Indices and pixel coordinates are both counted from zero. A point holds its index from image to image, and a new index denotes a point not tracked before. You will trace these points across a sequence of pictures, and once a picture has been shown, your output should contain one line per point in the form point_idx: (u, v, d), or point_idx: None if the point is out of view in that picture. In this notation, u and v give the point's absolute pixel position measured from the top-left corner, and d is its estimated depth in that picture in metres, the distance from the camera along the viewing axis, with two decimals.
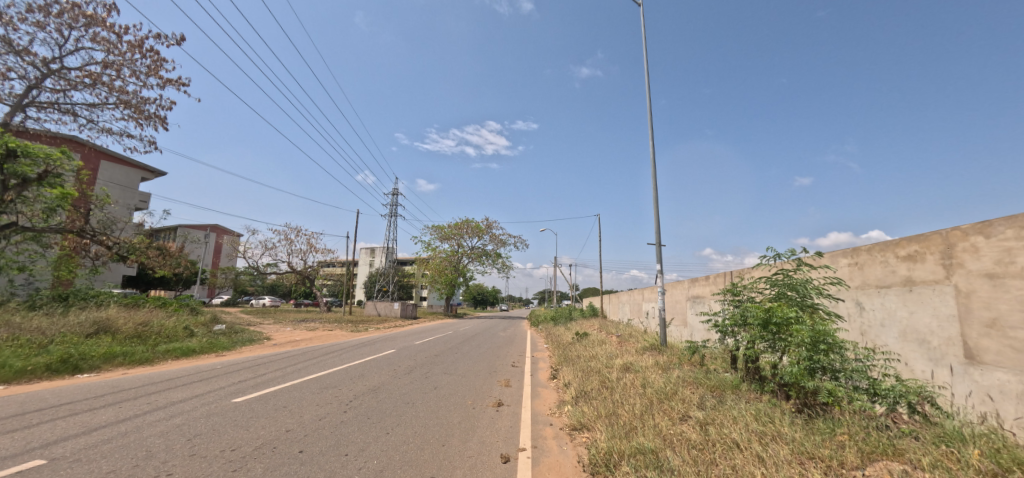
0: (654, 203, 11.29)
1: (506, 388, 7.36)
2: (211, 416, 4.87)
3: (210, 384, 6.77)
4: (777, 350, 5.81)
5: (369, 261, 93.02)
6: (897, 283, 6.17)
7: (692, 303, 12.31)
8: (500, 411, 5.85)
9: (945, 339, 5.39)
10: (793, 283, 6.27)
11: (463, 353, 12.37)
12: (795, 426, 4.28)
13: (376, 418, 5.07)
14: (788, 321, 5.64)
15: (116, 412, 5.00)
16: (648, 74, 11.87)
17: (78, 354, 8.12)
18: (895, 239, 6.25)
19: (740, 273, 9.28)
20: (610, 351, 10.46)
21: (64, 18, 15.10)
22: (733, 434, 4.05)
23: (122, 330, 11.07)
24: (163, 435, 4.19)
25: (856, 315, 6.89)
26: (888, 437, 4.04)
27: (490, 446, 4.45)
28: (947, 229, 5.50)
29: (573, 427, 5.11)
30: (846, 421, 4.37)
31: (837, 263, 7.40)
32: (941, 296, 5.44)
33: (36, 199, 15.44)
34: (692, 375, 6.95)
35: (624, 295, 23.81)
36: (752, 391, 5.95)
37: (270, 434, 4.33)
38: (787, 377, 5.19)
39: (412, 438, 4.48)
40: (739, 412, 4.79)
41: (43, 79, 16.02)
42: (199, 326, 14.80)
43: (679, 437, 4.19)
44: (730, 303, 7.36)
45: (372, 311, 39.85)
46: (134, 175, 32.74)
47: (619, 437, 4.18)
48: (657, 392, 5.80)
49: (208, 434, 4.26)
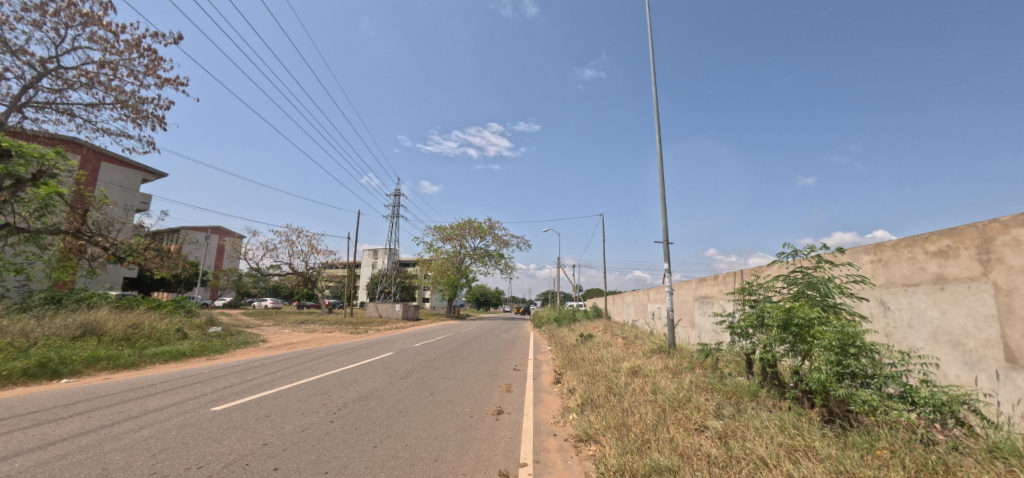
0: (662, 199, 10.84)
1: (507, 394, 6.96)
2: (184, 427, 4.48)
3: (192, 390, 6.36)
4: (800, 354, 5.34)
5: (371, 262, 93.38)
6: (927, 281, 5.70)
7: (700, 303, 11.84)
8: (500, 420, 5.45)
9: (982, 342, 4.93)
10: (813, 281, 5.81)
11: (465, 356, 11.97)
12: (829, 441, 3.83)
13: (364, 429, 4.68)
14: (810, 322, 5.18)
15: (83, 422, 4.62)
16: (656, 67, 11.49)
17: (59, 358, 7.75)
18: (925, 233, 5.77)
19: (754, 271, 8.80)
20: (616, 353, 10.05)
21: (60, 17, 14.87)
22: (758, 449, 3.61)
23: (110, 333, 10.71)
24: (125, 450, 3.80)
25: (879, 316, 6.44)
26: (937, 453, 3.59)
27: (488, 461, 4.03)
28: (984, 221, 5.04)
29: (579, 438, 4.70)
30: (885, 434, 3.91)
31: (858, 259, 6.96)
32: (978, 294, 4.99)
33: (30, 199, 15.07)
34: (706, 380, 6.50)
35: (627, 295, 23.42)
36: (772, 398, 5.49)
37: (245, 449, 3.93)
38: (812, 384, 4.74)
39: (400, 452, 4.08)
40: (762, 423, 4.34)
41: (38, 79, 15.80)
42: (192, 329, 14.36)
43: (697, 453, 3.76)
44: (744, 303, 6.89)
45: (372, 312, 39.65)
46: (135, 177, 32.58)
47: (631, 453, 3.74)
48: (669, 400, 5.36)
49: (176, 448, 3.87)
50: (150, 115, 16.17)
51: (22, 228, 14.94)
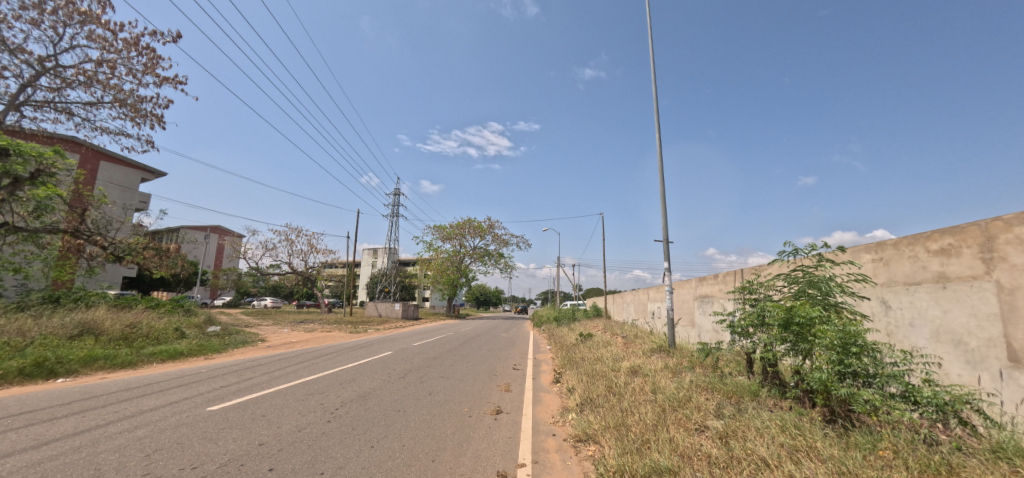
0: (663, 198, 10.79)
1: (506, 394, 6.91)
2: (180, 427, 4.43)
3: (188, 390, 6.32)
4: (801, 354, 5.30)
5: (371, 261, 93.49)
6: (929, 280, 5.65)
7: (700, 302, 11.78)
8: (498, 419, 5.41)
9: (985, 341, 4.89)
10: (814, 280, 5.75)
11: (465, 355, 11.92)
12: (830, 441, 3.79)
13: (361, 429, 4.64)
14: (811, 321, 5.14)
15: (77, 422, 4.57)
16: (656, 66, 11.43)
17: (55, 358, 7.70)
18: (927, 231, 5.72)
19: (755, 270, 8.74)
20: (615, 352, 10.02)
21: (58, 15, 14.81)
22: (759, 450, 3.57)
23: (107, 332, 10.67)
24: (118, 451, 3.75)
25: (881, 315, 6.39)
26: (940, 453, 3.55)
27: (486, 462, 3.99)
28: (986, 219, 4.99)
29: (578, 438, 4.66)
30: (888, 434, 3.87)
31: (859, 258, 6.91)
32: (981, 293, 4.95)
33: (27, 198, 15.04)
34: (706, 379, 6.45)
35: (627, 294, 23.38)
36: (772, 398, 5.45)
37: (240, 449, 3.88)
38: (814, 383, 4.70)
39: (397, 453, 4.03)
40: (763, 423, 4.30)
41: (36, 77, 15.75)
42: (191, 328, 14.32)
43: (697, 454, 3.72)
44: (745, 302, 6.83)
45: (372, 311, 39.59)
46: (134, 176, 32.54)
47: (631, 454, 3.70)
48: (669, 399, 5.32)
49: (171, 449, 3.82)
50: (149, 114, 16.12)
51: (20, 227, 14.90)
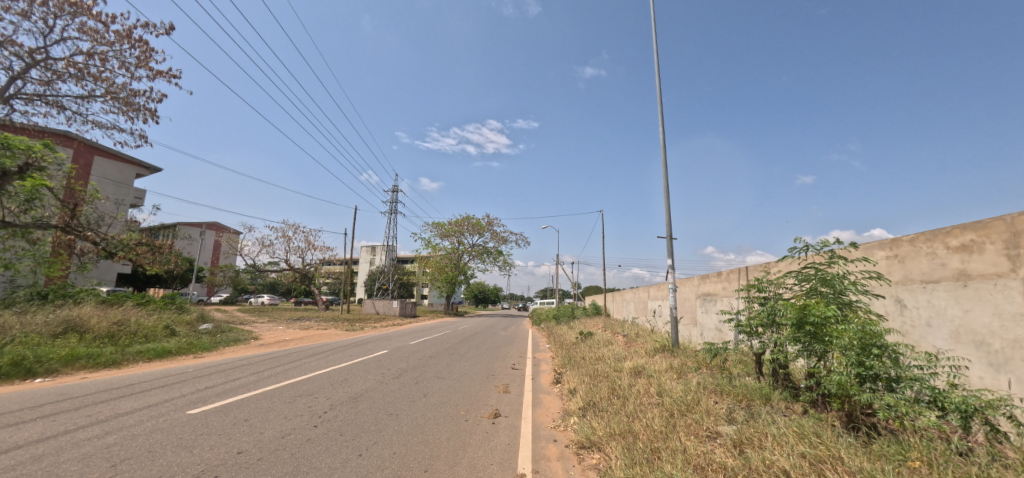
0: (666, 194, 10.50)
1: (504, 395, 6.66)
2: (155, 433, 4.13)
3: (171, 391, 6.01)
4: (816, 355, 4.99)
5: (370, 259, 93.39)
6: (948, 277, 5.37)
7: (703, 301, 11.51)
8: (496, 423, 5.15)
9: (1009, 342, 4.60)
10: (827, 277, 5.44)
11: (462, 354, 11.67)
12: (854, 451, 3.52)
13: (349, 435, 4.35)
14: (826, 320, 4.83)
15: (44, 427, 4.27)
16: (657, 59, 11.12)
17: (34, 357, 7.39)
18: (946, 227, 5.43)
19: (763, 267, 8.46)
20: (617, 352, 9.73)
21: (48, 6, 14.39)
22: (779, 460, 3.28)
23: (94, 330, 10.33)
24: (82, 460, 3.44)
25: (896, 314, 6.11)
26: (972, 465, 3.27)
27: (482, 472, 3.69)
28: (1012, 214, 4.69)
29: (581, 445, 4.38)
30: (917, 445, 3.57)
31: (873, 255, 6.63)
32: (1006, 292, 4.65)
33: (16, 192, 14.67)
34: (713, 381, 6.17)
35: (627, 292, 23.12)
36: (784, 401, 5.17)
37: (216, 458, 3.59)
38: (831, 387, 4.40)
39: (388, 462, 3.73)
40: (779, 429, 4.02)
41: (26, 70, 15.38)
42: (182, 326, 14.00)
43: (711, 465, 3.45)
44: (753, 301, 6.50)
45: (371, 310, 38.64)
46: (128, 171, 32.19)
47: (640, 465, 3.41)
48: (676, 403, 5.04)
49: (140, 458, 3.52)
50: (142, 109, 15.89)
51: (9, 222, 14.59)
